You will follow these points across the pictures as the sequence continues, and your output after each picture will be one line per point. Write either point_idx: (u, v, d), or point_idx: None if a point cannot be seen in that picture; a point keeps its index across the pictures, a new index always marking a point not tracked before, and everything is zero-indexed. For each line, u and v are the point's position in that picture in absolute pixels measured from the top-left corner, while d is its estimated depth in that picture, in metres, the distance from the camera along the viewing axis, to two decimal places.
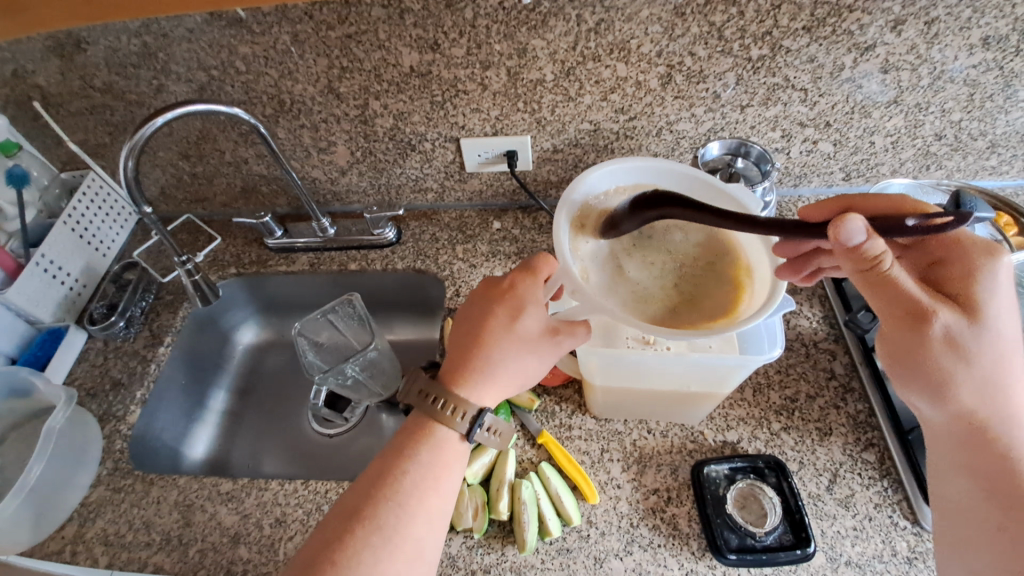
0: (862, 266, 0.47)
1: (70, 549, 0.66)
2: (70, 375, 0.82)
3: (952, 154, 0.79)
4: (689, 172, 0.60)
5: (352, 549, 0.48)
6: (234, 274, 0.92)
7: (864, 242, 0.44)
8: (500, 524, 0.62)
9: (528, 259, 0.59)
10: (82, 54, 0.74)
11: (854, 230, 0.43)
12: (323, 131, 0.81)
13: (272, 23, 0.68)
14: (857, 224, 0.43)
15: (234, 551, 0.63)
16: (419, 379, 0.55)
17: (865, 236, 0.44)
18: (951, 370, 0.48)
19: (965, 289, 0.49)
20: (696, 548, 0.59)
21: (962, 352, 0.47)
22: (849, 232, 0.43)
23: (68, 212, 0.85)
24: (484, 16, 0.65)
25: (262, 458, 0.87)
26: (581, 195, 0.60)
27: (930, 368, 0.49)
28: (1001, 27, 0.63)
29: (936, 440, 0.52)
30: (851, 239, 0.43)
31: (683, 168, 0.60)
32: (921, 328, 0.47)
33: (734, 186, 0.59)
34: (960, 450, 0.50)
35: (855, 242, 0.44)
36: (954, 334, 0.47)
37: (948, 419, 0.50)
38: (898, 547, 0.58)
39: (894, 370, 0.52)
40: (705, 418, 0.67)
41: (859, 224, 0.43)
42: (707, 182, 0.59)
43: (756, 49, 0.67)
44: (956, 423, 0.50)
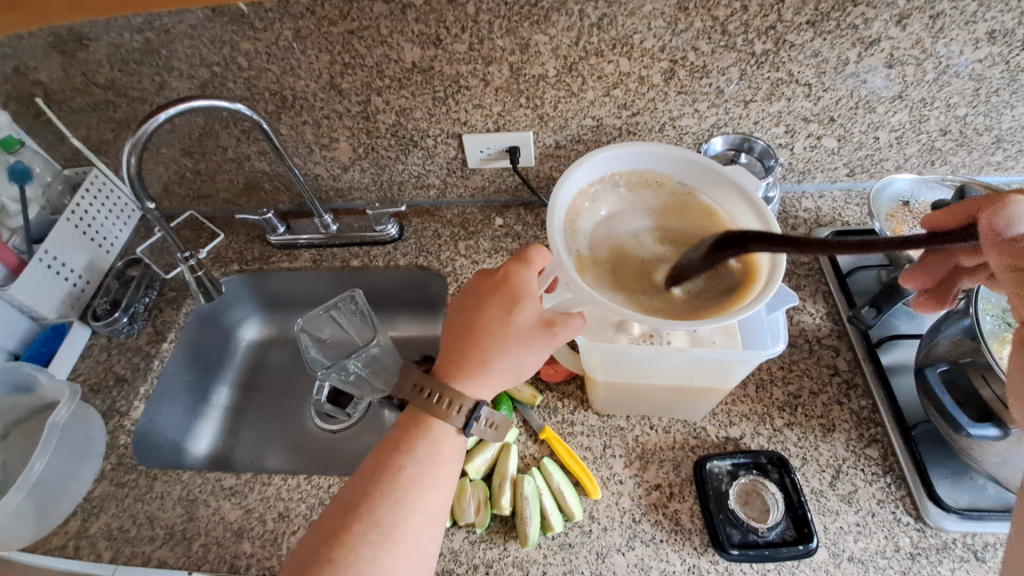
0: (1022, 265, 0.42)
1: (74, 544, 0.66)
2: (74, 371, 0.82)
3: (957, 149, 0.79)
4: (686, 156, 0.60)
5: (350, 544, 0.48)
6: (237, 271, 0.92)
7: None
8: (502, 519, 0.62)
9: (521, 249, 0.59)
10: (85, 51, 0.74)
11: (1019, 216, 0.42)
12: (325, 127, 0.81)
13: (273, 19, 0.68)
14: (1020, 210, 0.43)
15: (238, 546, 0.64)
16: (412, 373, 0.55)
17: None
18: None
19: None
20: (698, 544, 0.59)
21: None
22: (1011, 216, 0.42)
23: (71, 208, 0.85)
24: (486, 11, 0.65)
25: (263, 454, 0.87)
26: (578, 182, 0.60)
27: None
28: (1007, 21, 0.63)
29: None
30: (1013, 227, 0.42)
31: (680, 151, 0.60)
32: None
33: (734, 168, 0.59)
34: None
35: (1012, 235, 0.43)
36: None
37: None
38: (901, 543, 0.58)
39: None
40: (708, 414, 0.67)
41: (1017, 208, 0.44)
42: (705, 164, 0.59)
43: (759, 43, 0.67)
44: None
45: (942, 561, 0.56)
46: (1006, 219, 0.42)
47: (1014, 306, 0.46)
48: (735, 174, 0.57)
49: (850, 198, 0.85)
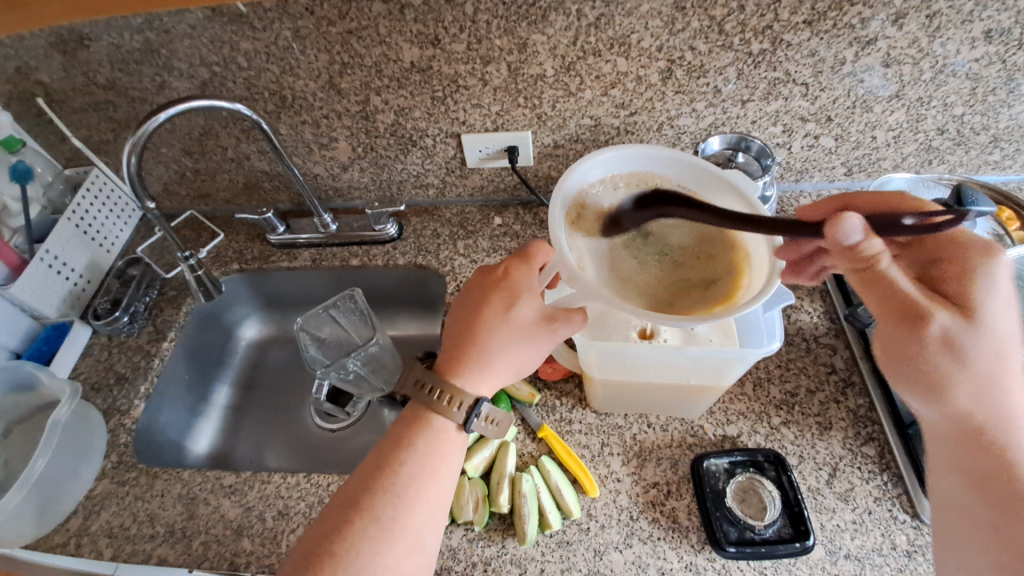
0: (858, 266, 0.48)
1: (75, 542, 0.67)
2: (75, 370, 0.83)
3: (954, 148, 0.79)
4: (684, 158, 0.60)
5: (351, 539, 0.48)
6: (237, 270, 0.92)
7: (859, 241, 0.46)
8: (500, 517, 0.63)
9: (522, 246, 0.59)
10: (85, 51, 0.74)
11: (851, 227, 0.45)
12: (325, 127, 0.81)
13: (272, 19, 0.68)
14: (853, 221, 0.45)
15: (237, 543, 0.64)
16: (413, 370, 0.56)
17: (864, 235, 0.46)
18: (945, 370, 0.46)
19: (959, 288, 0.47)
20: (695, 542, 0.59)
21: (959, 356, 0.45)
22: (846, 230, 0.45)
23: (72, 207, 0.86)
24: (484, 11, 0.66)
25: (264, 452, 0.88)
26: (578, 183, 0.60)
27: (929, 372, 0.47)
28: (1003, 20, 0.63)
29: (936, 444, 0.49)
30: (849, 237, 0.45)
31: (679, 155, 0.60)
32: (916, 330, 0.46)
33: (732, 172, 0.59)
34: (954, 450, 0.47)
35: (851, 241, 0.46)
36: (953, 336, 0.45)
37: (942, 419, 0.48)
38: (897, 540, 0.58)
39: (891, 376, 0.50)
40: (705, 413, 0.68)
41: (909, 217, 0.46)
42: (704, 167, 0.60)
43: (756, 43, 0.67)
44: (953, 426, 0.47)
45: None
46: (843, 231, 0.45)
47: (868, 290, 0.49)
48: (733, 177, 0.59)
49: None
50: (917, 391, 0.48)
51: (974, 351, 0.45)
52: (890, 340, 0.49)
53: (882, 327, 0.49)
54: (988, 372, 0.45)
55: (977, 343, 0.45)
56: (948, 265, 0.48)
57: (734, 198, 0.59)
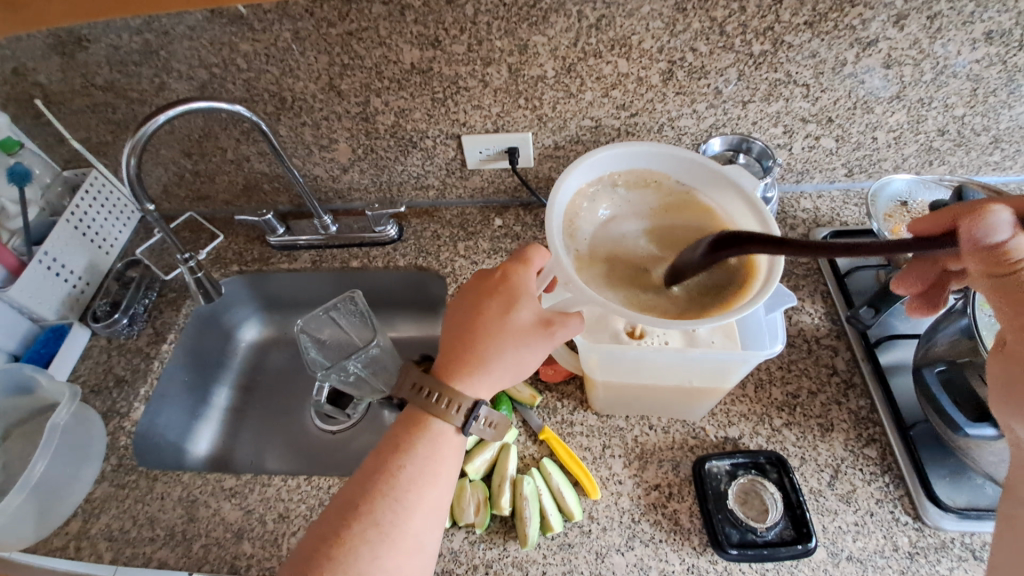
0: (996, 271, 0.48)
1: (74, 545, 0.67)
2: (74, 373, 0.82)
3: (955, 149, 0.79)
4: (684, 154, 0.60)
5: (350, 543, 0.48)
6: (237, 272, 0.92)
7: (1006, 240, 0.47)
8: (502, 520, 0.62)
9: (520, 251, 0.60)
10: (84, 52, 0.74)
11: (997, 223, 0.47)
12: (325, 128, 0.81)
13: (272, 20, 0.68)
14: (1002, 216, 0.47)
15: (238, 546, 0.64)
16: (411, 372, 0.55)
17: (1011, 234, 0.47)
18: None
19: None
20: (697, 544, 0.59)
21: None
22: (990, 224, 0.47)
23: (71, 209, 0.85)
24: (485, 12, 0.65)
25: (263, 455, 0.87)
26: (576, 183, 0.60)
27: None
28: (1004, 21, 0.63)
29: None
30: (995, 233, 0.47)
31: (679, 150, 0.60)
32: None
33: (735, 168, 0.58)
34: None
35: (997, 239, 0.47)
36: None
37: None
38: (899, 542, 0.58)
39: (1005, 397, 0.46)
40: (707, 414, 0.67)
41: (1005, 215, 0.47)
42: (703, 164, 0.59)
43: (757, 44, 0.67)
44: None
45: (940, 560, 0.57)
46: (984, 228, 0.47)
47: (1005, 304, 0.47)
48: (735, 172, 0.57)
49: (849, 198, 0.85)
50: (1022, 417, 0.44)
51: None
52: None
53: (1011, 346, 0.46)
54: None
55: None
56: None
57: (733, 194, 0.58)
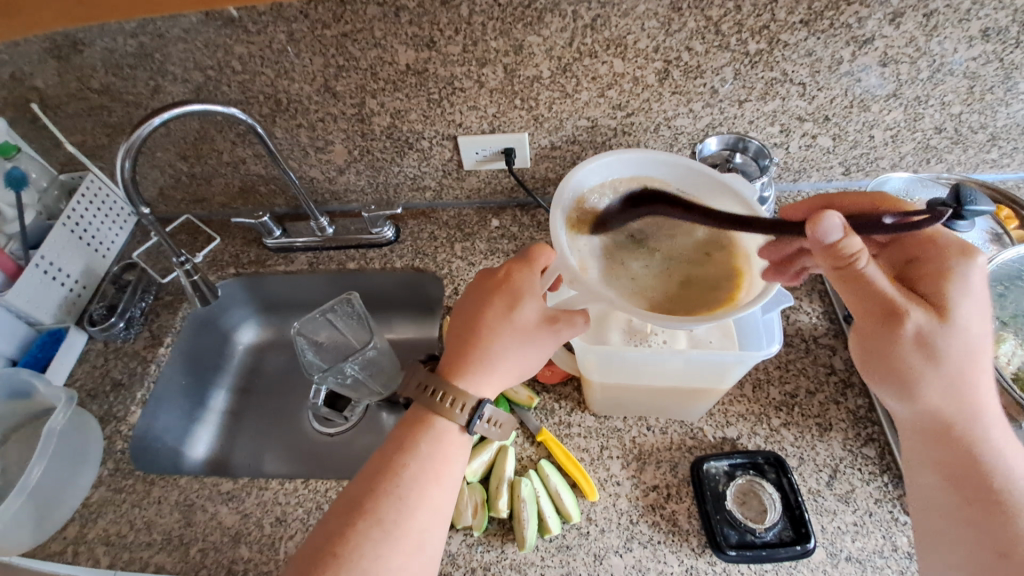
0: (838, 265, 0.48)
1: (72, 550, 0.66)
2: (70, 377, 0.82)
3: (952, 147, 0.79)
4: (684, 162, 0.59)
5: (354, 541, 0.48)
6: (233, 274, 0.92)
7: (841, 240, 0.46)
8: (500, 522, 0.62)
9: (523, 250, 0.59)
10: (79, 55, 0.74)
11: (831, 226, 0.45)
12: (320, 130, 0.81)
13: (267, 22, 0.67)
14: (834, 220, 0.45)
15: (235, 550, 0.64)
16: (417, 373, 0.56)
17: (842, 234, 0.46)
18: (918, 370, 0.49)
19: (936, 286, 0.50)
20: (696, 545, 0.59)
21: (932, 352, 0.49)
22: (824, 229, 0.45)
23: (67, 213, 0.85)
24: (479, 13, 0.65)
25: (263, 458, 0.87)
26: (577, 190, 0.59)
27: (902, 369, 0.50)
28: (1000, 18, 0.63)
29: (909, 438, 0.53)
30: (828, 236, 0.46)
31: (680, 160, 0.59)
32: (895, 328, 0.49)
33: (731, 176, 0.58)
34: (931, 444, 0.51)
35: (831, 240, 0.46)
36: (930, 336, 0.48)
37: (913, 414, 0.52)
38: (899, 542, 0.58)
39: (868, 373, 0.54)
40: (704, 414, 0.67)
41: (836, 220, 0.45)
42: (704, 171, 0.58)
43: (753, 43, 0.67)
44: (921, 420, 0.51)
45: None
46: (824, 230, 0.46)
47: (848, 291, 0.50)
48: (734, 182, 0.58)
49: None
50: (889, 387, 0.52)
51: (946, 348, 0.48)
52: (877, 343, 0.50)
53: (859, 324, 0.52)
54: (956, 372, 0.49)
55: (949, 342, 0.48)
56: (924, 262, 0.52)
57: (735, 204, 0.58)
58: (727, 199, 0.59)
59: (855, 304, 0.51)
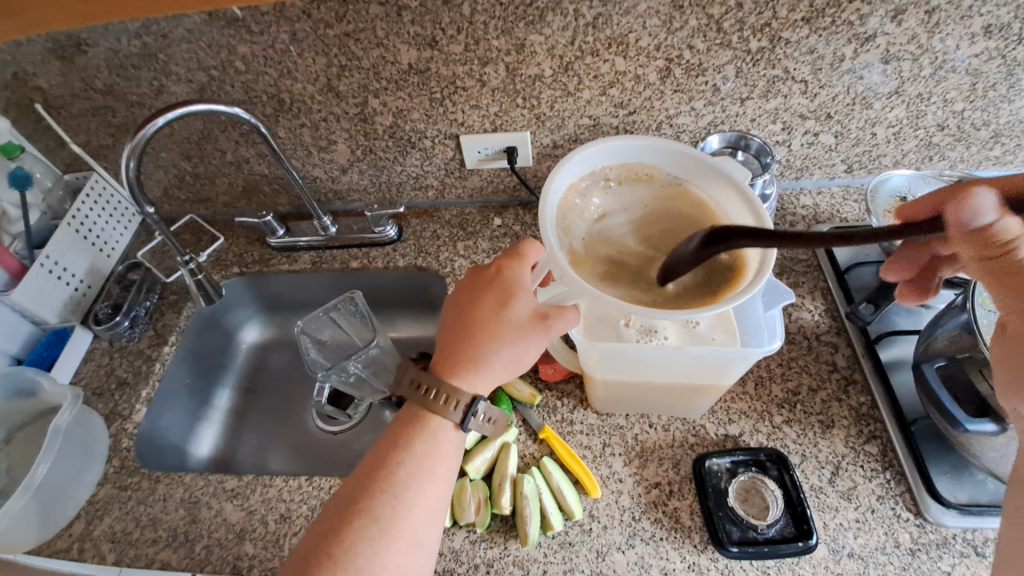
0: (986, 253, 0.44)
1: (78, 547, 0.67)
2: (76, 376, 0.83)
3: (955, 144, 0.79)
4: (674, 147, 0.59)
5: (349, 541, 0.48)
6: (237, 273, 0.92)
7: (994, 221, 0.43)
8: (503, 519, 0.63)
9: (513, 245, 0.59)
10: (83, 56, 0.74)
11: (981, 205, 0.43)
12: (323, 130, 0.81)
13: (270, 22, 0.68)
14: (986, 197, 0.43)
15: (240, 547, 0.64)
16: (409, 371, 0.56)
17: (997, 215, 0.43)
18: None
19: None
20: (698, 541, 0.59)
21: None
22: (973, 208, 0.43)
23: (72, 212, 0.86)
24: (481, 12, 0.65)
25: (267, 456, 0.88)
26: (568, 180, 0.60)
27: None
28: (1003, 14, 0.63)
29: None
30: (977, 217, 0.43)
31: (668, 143, 0.59)
32: None
33: (722, 160, 0.58)
34: None
35: (982, 222, 0.43)
36: None
37: None
38: (901, 539, 0.58)
39: (1009, 385, 0.45)
40: (706, 412, 0.67)
41: (987, 197, 0.43)
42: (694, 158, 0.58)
43: (754, 41, 0.67)
44: None
45: (942, 557, 0.56)
46: (969, 210, 0.43)
47: (1001, 289, 0.44)
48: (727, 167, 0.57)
49: (849, 193, 0.85)
50: None
51: None
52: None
53: (1015, 331, 0.44)
54: None
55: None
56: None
57: (726, 186, 0.58)
58: (717, 180, 0.59)
59: (1008, 309, 0.44)
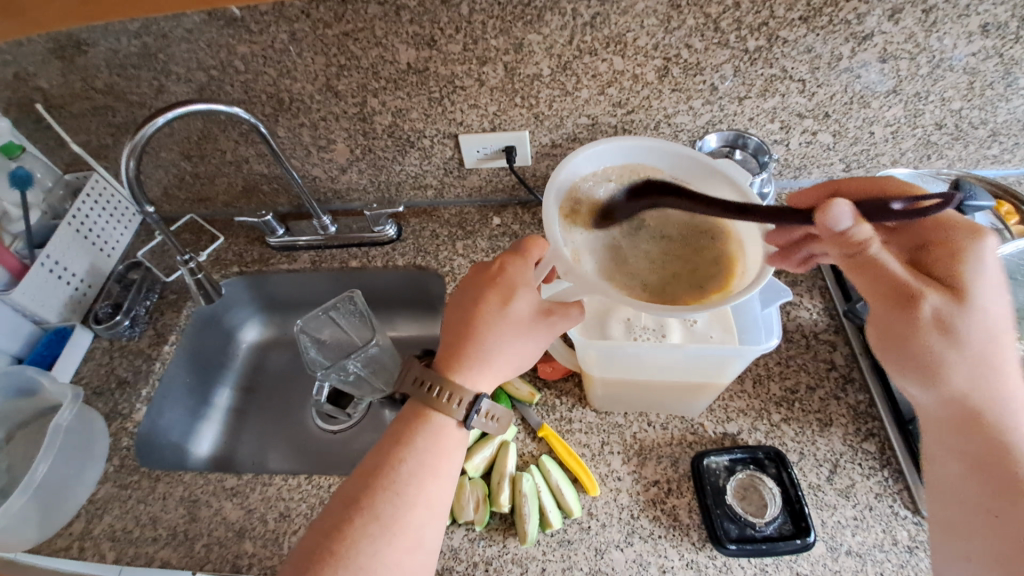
0: (848, 249, 0.50)
1: (78, 545, 0.67)
2: (76, 375, 0.83)
3: (953, 143, 0.79)
4: (676, 149, 0.60)
5: (351, 538, 0.48)
6: (237, 273, 0.93)
7: (852, 226, 0.47)
8: (501, 517, 0.63)
9: (517, 243, 0.60)
10: (83, 56, 0.74)
11: (842, 214, 0.46)
12: (322, 129, 0.82)
13: (269, 22, 0.68)
14: (844, 208, 0.46)
15: (240, 545, 0.64)
16: (413, 367, 0.55)
17: (854, 221, 0.47)
18: (942, 358, 0.47)
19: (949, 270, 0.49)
20: (696, 539, 0.59)
21: (950, 334, 0.47)
22: (835, 217, 0.45)
23: (72, 212, 0.86)
24: (480, 12, 0.66)
25: (267, 455, 0.88)
26: (571, 179, 0.60)
27: (922, 356, 0.48)
28: (999, 13, 0.63)
29: (929, 429, 0.51)
30: (839, 223, 0.46)
31: (670, 146, 0.60)
32: (906, 314, 0.48)
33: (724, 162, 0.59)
34: (954, 433, 0.49)
35: (843, 227, 0.47)
36: (945, 317, 0.47)
37: (937, 403, 0.49)
38: (899, 536, 0.58)
39: (886, 360, 0.52)
40: (705, 410, 0.68)
41: (846, 207, 0.46)
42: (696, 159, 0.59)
43: (752, 40, 0.67)
44: (944, 408, 0.49)
45: None
46: (834, 219, 0.46)
47: (858, 275, 0.51)
48: (727, 168, 0.58)
49: None
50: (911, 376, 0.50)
51: (964, 328, 0.47)
52: (880, 321, 0.51)
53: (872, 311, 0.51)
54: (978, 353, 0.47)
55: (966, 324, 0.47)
56: (936, 248, 0.50)
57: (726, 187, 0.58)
58: (717, 182, 0.59)
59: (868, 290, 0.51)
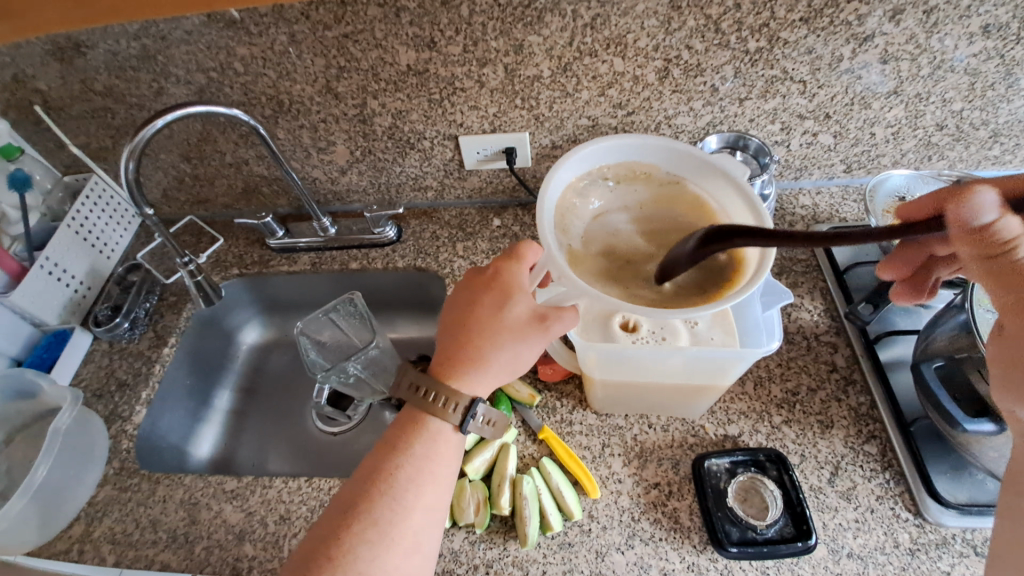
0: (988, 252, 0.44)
1: (78, 548, 0.67)
2: (76, 377, 0.83)
3: (954, 144, 0.78)
4: (674, 146, 0.59)
5: (348, 544, 0.48)
6: (237, 275, 0.92)
7: (995, 220, 0.44)
8: (502, 520, 0.63)
9: (512, 246, 0.60)
10: (82, 58, 0.74)
11: (984, 203, 0.44)
12: (322, 130, 0.81)
13: (269, 23, 0.68)
14: (989, 196, 0.44)
15: (240, 548, 0.64)
16: (408, 374, 0.56)
17: (999, 214, 0.44)
18: None
19: None
20: (697, 542, 0.59)
21: None
22: (976, 206, 0.44)
23: (71, 214, 0.86)
24: (480, 13, 0.65)
25: (266, 457, 0.88)
26: (566, 179, 0.60)
27: None
28: (1001, 14, 0.63)
29: None
30: (980, 215, 0.44)
31: (666, 142, 0.59)
32: None
33: (722, 158, 0.58)
34: None
35: (986, 220, 0.44)
36: None
37: None
38: (900, 539, 0.58)
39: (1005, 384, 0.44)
40: (705, 412, 0.67)
41: (989, 196, 0.44)
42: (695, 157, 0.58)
43: (753, 41, 0.67)
44: None
45: (941, 557, 0.56)
46: (970, 209, 0.44)
47: (997, 287, 0.45)
48: (724, 164, 0.57)
49: (848, 193, 0.85)
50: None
51: None
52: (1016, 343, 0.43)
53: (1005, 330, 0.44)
54: None
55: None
56: None
57: (727, 183, 0.57)
58: (716, 179, 0.58)
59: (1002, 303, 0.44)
